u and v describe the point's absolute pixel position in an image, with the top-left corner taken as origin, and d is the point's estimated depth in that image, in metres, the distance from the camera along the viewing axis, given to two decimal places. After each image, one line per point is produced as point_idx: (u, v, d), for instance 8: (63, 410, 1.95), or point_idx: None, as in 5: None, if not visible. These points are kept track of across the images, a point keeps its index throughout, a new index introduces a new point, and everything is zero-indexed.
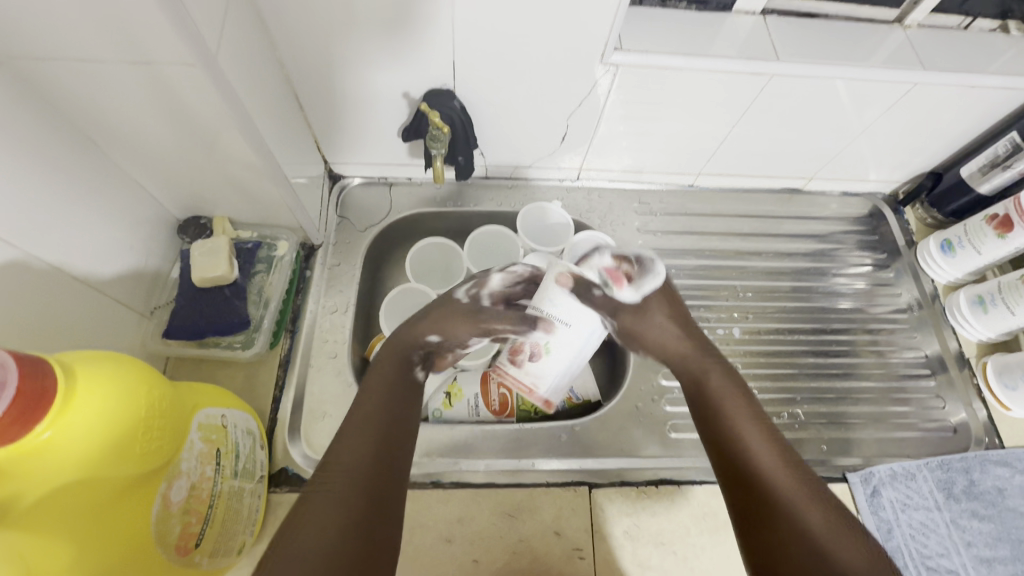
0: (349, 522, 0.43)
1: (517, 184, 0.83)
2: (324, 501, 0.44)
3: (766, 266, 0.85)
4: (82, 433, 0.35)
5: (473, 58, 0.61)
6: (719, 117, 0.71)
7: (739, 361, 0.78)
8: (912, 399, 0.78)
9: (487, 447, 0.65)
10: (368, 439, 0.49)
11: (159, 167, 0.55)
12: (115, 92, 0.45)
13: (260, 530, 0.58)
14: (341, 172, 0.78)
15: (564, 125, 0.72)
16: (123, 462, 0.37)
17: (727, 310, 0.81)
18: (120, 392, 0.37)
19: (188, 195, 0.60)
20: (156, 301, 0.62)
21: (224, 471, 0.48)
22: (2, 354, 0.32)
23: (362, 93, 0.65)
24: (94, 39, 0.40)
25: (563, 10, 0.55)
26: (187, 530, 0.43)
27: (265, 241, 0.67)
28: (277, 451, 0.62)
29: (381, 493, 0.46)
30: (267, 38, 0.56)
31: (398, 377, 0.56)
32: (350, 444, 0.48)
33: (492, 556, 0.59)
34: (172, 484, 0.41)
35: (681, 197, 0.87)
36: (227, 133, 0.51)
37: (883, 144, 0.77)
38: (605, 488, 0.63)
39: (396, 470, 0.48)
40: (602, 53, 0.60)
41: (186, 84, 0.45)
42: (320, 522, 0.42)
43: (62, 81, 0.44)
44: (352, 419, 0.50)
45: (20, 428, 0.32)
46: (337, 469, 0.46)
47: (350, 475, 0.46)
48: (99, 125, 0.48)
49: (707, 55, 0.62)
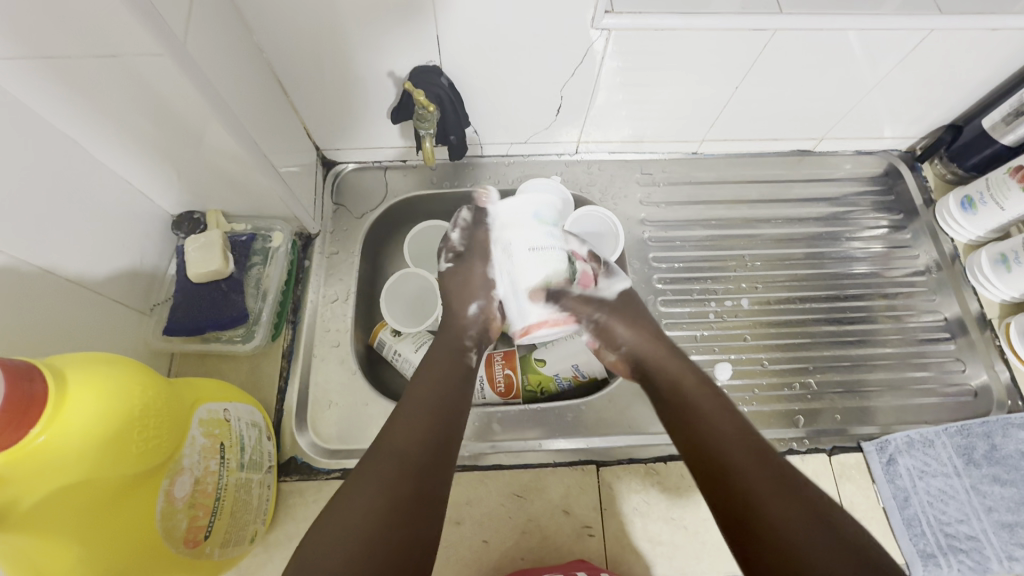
0: (393, 507, 0.43)
1: (514, 160, 0.81)
2: (368, 480, 0.44)
3: (775, 233, 0.82)
4: (75, 436, 0.35)
5: (457, 32, 0.58)
6: (720, 78, 0.67)
7: (749, 333, 0.76)
8: (930, 363, 0.75)
9: (493, 429, 0.65)
10: (423, 423, 0.49)
11: (142, 162, 0.54)
12: (86, 88, 0.44)
13: (272, 518, 0.59)
14: (334, 158, 0.77)
15: (559, 97, 0.69)
16: (121, 462, 0.37)
17: (734, 281, 0.79)
18: (112, 393, 0.37)
19: (177, 189, 0.60)
20: (155, 298, 0.62)
21: (230, 464, 0.49)
22: None
23: (346, 76, 0.63)
24: (56, 35, 0.39)
25: None
26: (195, 524, 0.44)
27: (260, 233, 0.67)
28: (285, 441, 0.62)
29: (430, 479, 0.46)
30: (243, 24, 0.54)
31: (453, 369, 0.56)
32: (404, 433, 0.48)
33: (501, 536, 0.60)
34: (175, 481, 0.42)
35: (685, 165, 0.84)
36: (208, 126, 0.50)
37: (898, 97, 0.73)
38: (613, 466, 0.63)
39: (450, 458, 0.49)
40: (591, 18, 0.57)
41: (159, 77, 0.43)
42: (361, 506, 0.43)
43: (32, 81, 0.43)
44: (414, 401, 0.51)
45: (12, 435, 0.32)
46: (389, 448, 0.47)
47: (399, 460, 0.46)
48: (75, 124, 0.48)
49: (704, 13, 0.58)
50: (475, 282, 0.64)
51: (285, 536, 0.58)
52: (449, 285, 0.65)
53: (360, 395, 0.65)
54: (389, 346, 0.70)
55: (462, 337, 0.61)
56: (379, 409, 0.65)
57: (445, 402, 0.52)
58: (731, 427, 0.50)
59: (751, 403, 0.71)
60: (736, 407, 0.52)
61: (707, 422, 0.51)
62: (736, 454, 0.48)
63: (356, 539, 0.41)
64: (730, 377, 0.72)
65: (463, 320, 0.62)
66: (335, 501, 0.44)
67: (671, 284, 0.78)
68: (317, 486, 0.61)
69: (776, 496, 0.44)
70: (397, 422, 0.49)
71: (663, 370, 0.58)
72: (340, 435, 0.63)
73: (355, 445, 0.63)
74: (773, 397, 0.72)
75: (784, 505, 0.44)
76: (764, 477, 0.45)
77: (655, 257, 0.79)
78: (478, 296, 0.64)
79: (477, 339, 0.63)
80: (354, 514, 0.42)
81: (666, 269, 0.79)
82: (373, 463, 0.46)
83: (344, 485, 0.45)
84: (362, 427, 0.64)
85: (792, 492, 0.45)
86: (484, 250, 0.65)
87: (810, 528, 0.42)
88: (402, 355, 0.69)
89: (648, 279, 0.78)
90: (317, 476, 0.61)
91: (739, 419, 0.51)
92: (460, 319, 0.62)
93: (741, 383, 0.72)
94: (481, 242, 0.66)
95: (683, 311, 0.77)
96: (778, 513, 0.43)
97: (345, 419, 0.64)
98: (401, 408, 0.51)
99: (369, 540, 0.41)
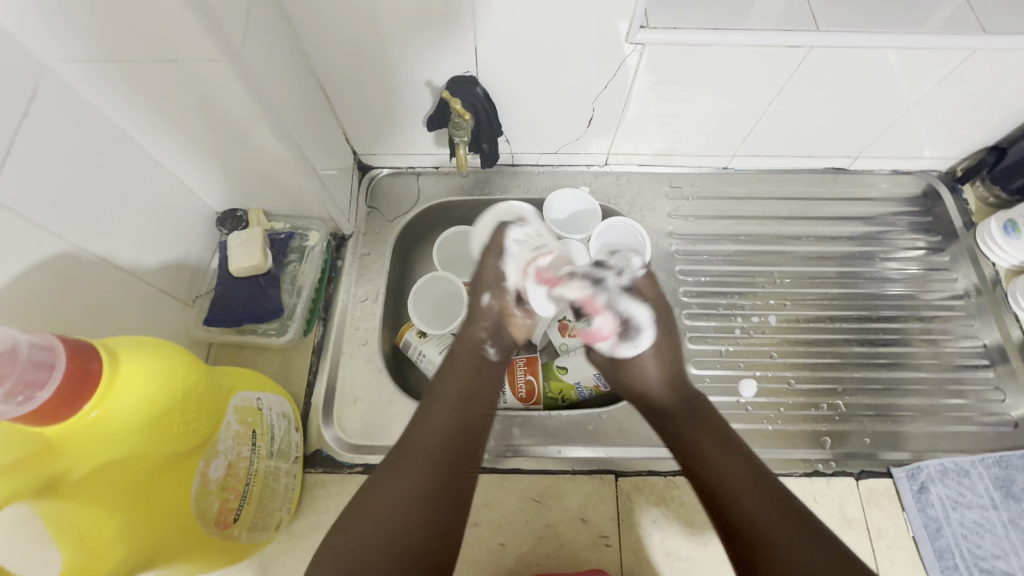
0: (419, 500, 0.46)
1: (544, 170, 0.82)
2: (393, 477, 0.47)
3: (806, 250, 0.81)
4: (123, 416, 0.37)
5: (495, 46, 0.60)
6: (754, 94, 0.68)
7: (776, 350, 0.75)
8: (968, 391, 0.73)
9: (514, 433, 0.65)
10: (449, 419, 0.52)
11: (194, 159, 0.57)
12: (150, 90, 0.47)
13: (296, 508, 0.60)
14: (370, 163, 0.80)
15: (590, 109, 0.70)
16: (163, 443, 0.39)
17: (763, 297, 0.78)
18: (159, 375, 0.39)
19: (224, 187, 0.63)
20: (197, 290, 0.65)
21: (260, 451, 0.51)
22: (48, 339, 0.35)
23: (386, 84, 0.65)
24: (126, 40, 0.42)
25: None
26: (226, 506, 0.46)
27: (297, 232, 0.69)
28: (312, 433, 0.64)
29: (454, 477, 0.49)
30: (292, 35, 0.57)
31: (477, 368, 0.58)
32: (428, 426, 0.51)
33: (517, 540, 0.60)
34: (210, 463, 0.44)
35: (714, 180, 0.84)
36: (257, 129, 0.52)
37: (939, 117, 0.71)
38: (632, 477, 0.63)
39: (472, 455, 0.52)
40: (626, 33, 0.58)
41: (216, 81, 0.46)
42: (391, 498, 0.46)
43: (101, 81, 0.46)
44: (435, 399, 0.53)
45: (70, 407, 0.35)
46: (412, 445, 0.49)
47: (423, 453, 0.49)
48: (137, 122, 0.51)
49: (740, 29, 0.59)
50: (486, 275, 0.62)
51: (307, 526, 0.60)
52: (483, 274, 0.62)
53: (385, 392, 0.67)
54: (415, 347, 0.71)
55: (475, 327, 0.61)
56: (403, 407, 0.66)
57: (464, 401, 0.54)
58: (756, 478, 0.50)
59: (776, 422, 0.69)
60: (753, 453, 0.53)
61: (723, 462, 0.52)
62: (748, 491, 0.49)
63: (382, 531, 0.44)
64: (755, 394, 0.71)
65: (479, 312, 0.61)
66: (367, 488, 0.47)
67: (697, 297, 0.77)
68: (340, 479, 0.62)
69: (802, 548, 0.45)
70: (421, 417, 0.52)
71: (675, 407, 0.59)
72: (364, 430, 0.65)
73: (378, 442, 0.65)
74: (800, 416, 0.70)
75: (810, 554, 0.44)
76: (796, 532, 0.46)
77: (682, 271, 0.79)
78: (493, 290, 0.62)
79: (494, 333, 0.61)
80: (387, 505, 0.45)
81: (692, 283, 0.78)
82: (397, 458, 0.49)
83: (370, 479, 0.48)
84: (386, 425, 0.65)
85: (824, 557, 0.44)
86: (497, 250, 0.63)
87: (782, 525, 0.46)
88: (427, 356, 0.70)
89: (673, 292, 0.77)
90: (339, 469, 0.63)
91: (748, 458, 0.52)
92: (474, 312, 0.62)
93: (766, 401, 0.71)
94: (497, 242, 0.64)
95: (708, 326, 0.76)
96: (755, 508, 0.48)
97: (369, 415, 0.66)
98: (426, 404, 0.53)
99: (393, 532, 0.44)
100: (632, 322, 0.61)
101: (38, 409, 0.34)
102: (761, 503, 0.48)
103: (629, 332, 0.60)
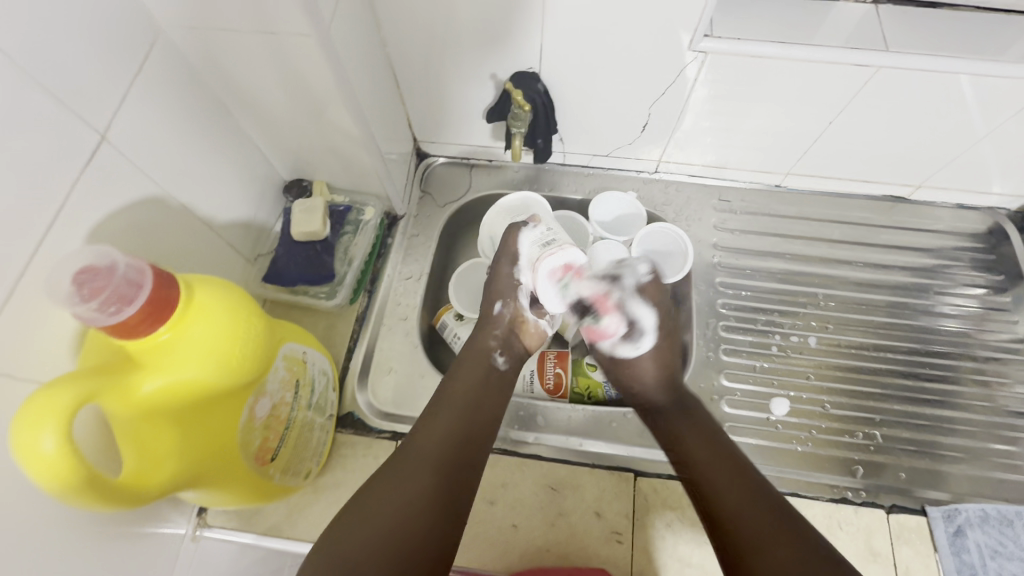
0: (430, 494, 0.47)
1: (593, 172, 0.84)
2: (398, 473, 0.48)
3: (856, 276, 0.79)
4: (193, 342, 0.41)
5: (561, 46, 0.63)
6: (814, 112, 0.67)
7: (814, 372, 0.73)
8: (1021, 439, 0.69)
9: (537, 422, 0.67)
10: (456, 424, 0.54)
11: (272, 128, 0.62)
12: (245, 60, 0.52)
13: (326, 464, 0.63)
14: (427, 150, 0.84)
15: (646, 115, 0.72)
16: (225, 372, 0.43)
17: (805, 318, 0.76)
18: (228, 312, 0.43)
19: (295, 158, 0.68)
20: (260, 250, 0.70)
21: (301, 401, 0.54)
22: (142, 262, 0.39)
23: (453, 75, 0.69)
24: (233, 11, 0.47)
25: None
26: (266, 444, 0.49)
27: (355, 206, 0.73)
28: (347, 397, 0.67)
29: (459, 481, 0.49)
30: (374, 21, 0.62)
31: (482, 380, 0.59)
32: (434, 429, 0.53)
33: (530, 524, 0.61)
34: (259, 400, 0.47)
35: (765, 197, 0.83)
36: (333, 104, 0.57)
37: (1013, 151, 0.69)
38: (651, 478, 0.63)
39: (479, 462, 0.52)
40: (691, 40, 0.59)
41: (304, 56, 0.51)
42: (403, 490, 0.47)
43: (207, 49, 0.51)
44: (444, 405, 0.55)
45: (149, 325, 0.39)
46: (413, 446, 0.51)
47: (428, 454, 0.50)
48: (230, 88, 0.56)
49: (806, 45, 0.59)
50: (502, 282, 0.64)
51: (333, 482, 0.63)
52: (495, 283, 0.64)
53: (418, 366, 0.70)
54: (450, 329, 0.74)
55: (487, 336, 0.63)
56: (433, 382, 0.69)
57: (471, 409, 0.56)
58: (737, 473, 0.50)
59: (807, 444, 0.68)
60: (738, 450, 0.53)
61: (703, 456, 0.52)
62: (727, 486, 0.49)
63: (391, 519, 0.45)
64: (787, 413, 0.70)
65: (492, 321, 0.64)
66: (376, 481, 0.48)
67: (735, 311, 0.77)
68: (369, 442, 0.65)
69: (776, 538, 0.44)
70: (426, 422, 0.54)
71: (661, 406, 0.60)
72: (394, 399, 0.68)
73: (406, 412, 0.67)
74: (833, 442, 0.68)
75: (782, 544, 0.43)
76: (768, 523, 0.45)
77: (723, 283, 0.78)
78: (505, 297, 0.64)
79: (506, 340, 0.64)
80: (393, 498, 0.46)
81: (732, 296, 0.77)
82: (401, 458, 0.50)
83: (377, 476, 0.49)
84: (415, 397, 0.68)
85: (798, 550, 0.43)
86: (512, 253, 0.63)
87: (757, 515, 0.46)
88: (460, 339, 0.73)
89: (712, 304, 0.77)
90: (368, 433, 0.66)
91: (729, 452, 0.52)
92: (486, 319, 0.64)
93: (798, 421, 0.70)
94: (511, 246, 0.63)
95: (744, 340, 0.75)
96: (733, 499, 0.48)
97: (401, 387, 0.69)
98: (431, 411, 0.55)
99: (401, 520, 0.45)
100: (638, 325, 0.62)
101: (124, 322, 0.37)
102: (739, 496, 0.48)
103: (635, 336, 0.62)
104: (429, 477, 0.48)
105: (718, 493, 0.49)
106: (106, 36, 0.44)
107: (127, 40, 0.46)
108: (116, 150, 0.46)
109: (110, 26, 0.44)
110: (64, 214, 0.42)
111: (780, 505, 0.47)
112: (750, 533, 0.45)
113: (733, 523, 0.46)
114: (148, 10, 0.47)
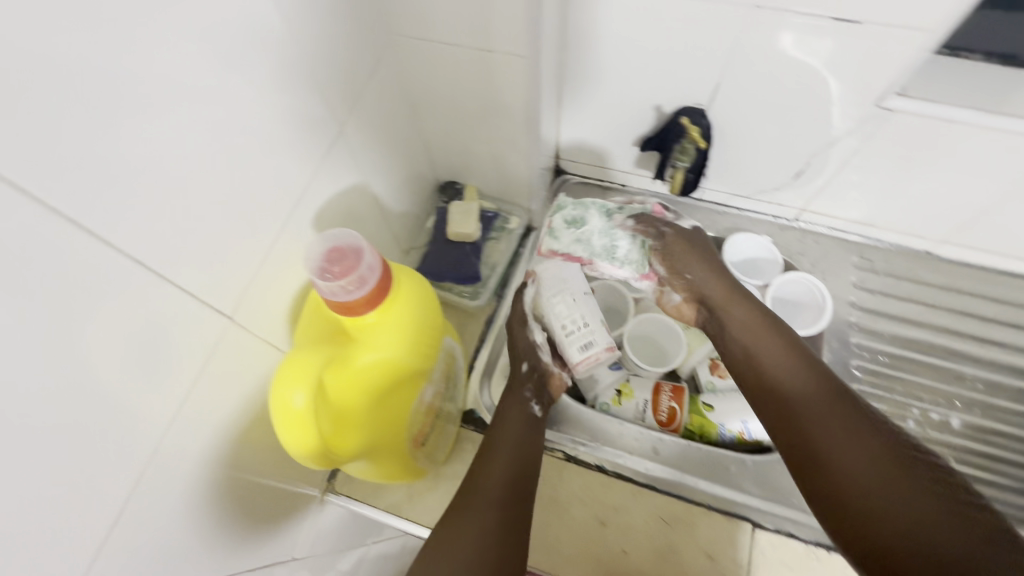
0: (492, 533, 0.53)
1: (729, 211, 0.84)
2: (463, 514, 0.54)
3: (1014, 362, 0.73)
4: (395, 324, 0.44)
5: (736, 87, 0.63)
6: (995, 182, 0.64)
7: (951, 455, 0.69)
8: None
9: (653, 453, 0.68)
10: (511, 465, 0.58)
11: (448, 132, 0.67)
12: (450, 70, 0.57)
13: (450, 455, 0.67)
14: (566, 167, 0.86)
15: (803, 162, 0.71)
16: (413, 356, 0.46)
17: (947, 396, 0.72)
18: (420, 301, 0.47)
19: (457, 162, 0.72)
20: (411, 243, 0.74)
21: (447, 393, 0.58)
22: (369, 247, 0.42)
23: (617, 102, 0.71)
24: (458, 29, 0.51)
25: (851, 53, 0.55)
26: (421, 429, 0.53)
27: (501, 213, 0.76)
28: (470, 393, 0.70)
29: (518, 517, 0.55)
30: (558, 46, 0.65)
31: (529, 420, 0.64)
32: (490, 469, 0.58)
33: (641, 550, 0.65)
34: (427, 388, 0.51)
35: (912, 261, 0.79)
36: (516, 119, 0.61)
37: None
38: (763, 530, 0.65)
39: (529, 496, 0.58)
40: (880, 96, 0.59)
41: (508, 73, 0.55)
42: (469, 532, 0.52)
43: (420, 57, 0.57)
44: (497, 448, 0.60)
45: (366, 307, 0.42)
46: (477, 488, 0.56)
47: (489, 492, 0.56)
48: (425, 93, 0.62)
49: (1004, 115, 0.57)
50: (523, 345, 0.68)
51: (454, 474, 0.66)
52: (518, 346, 0.67)
53: None
54: None
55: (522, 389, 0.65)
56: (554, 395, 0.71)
57: (523, 448, 0.60)
58: (881, 462, 0.47)
59: None
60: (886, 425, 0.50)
61: (834, 449, 0.49)
62: (873, 480, 0.46)
63: (461, 555, 0.51)
64: None
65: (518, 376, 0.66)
66: (444, 523, 0.54)
67: (869, 375, 0.74)
68: None
69: (964, 548, 0.40)
70: (482, 465, 0.58)
71: (777, 376, 0.56)
72: None
73: None
74: None
75: (961, 554, 0.40)
76: (943, 529, 0.41)
77: (858, 343, 0.76)
78: (528, 357, 0.66)
79: (537, 390, 0.64)
80: (461, 538, 0.52)
81: (867, 359, 0.75)
82: (465, 499, 0.56)
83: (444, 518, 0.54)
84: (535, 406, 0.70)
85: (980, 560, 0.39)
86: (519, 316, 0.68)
87: (926, 510, 0.43)
88: None
89: (843, 364, 0.74)
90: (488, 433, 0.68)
91: (870, 437, 0.49)
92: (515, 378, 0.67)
93: None
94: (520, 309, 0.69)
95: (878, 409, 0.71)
96: (886, 496, 0.45)
97: None
98: (484, 456, 0.60)
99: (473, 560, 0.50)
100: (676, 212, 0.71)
101: (351, 303, 0.41)
102: (893, 497, 0.45)
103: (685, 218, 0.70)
104: (490, 519, 0.54)
105: (864, 490, 0.46)
106: (348, 44, 0.50)
107: (362, 47, 0.52)
108: (334, 140, 0.52)
109: (352, 35, 0.50)
110: (295, 193, 0.49)
111: (955, 506, 0.43)
112: (918, 537, 0.42)
113: (883, 520, 0.44)
114: (385, 18, 0.53)
